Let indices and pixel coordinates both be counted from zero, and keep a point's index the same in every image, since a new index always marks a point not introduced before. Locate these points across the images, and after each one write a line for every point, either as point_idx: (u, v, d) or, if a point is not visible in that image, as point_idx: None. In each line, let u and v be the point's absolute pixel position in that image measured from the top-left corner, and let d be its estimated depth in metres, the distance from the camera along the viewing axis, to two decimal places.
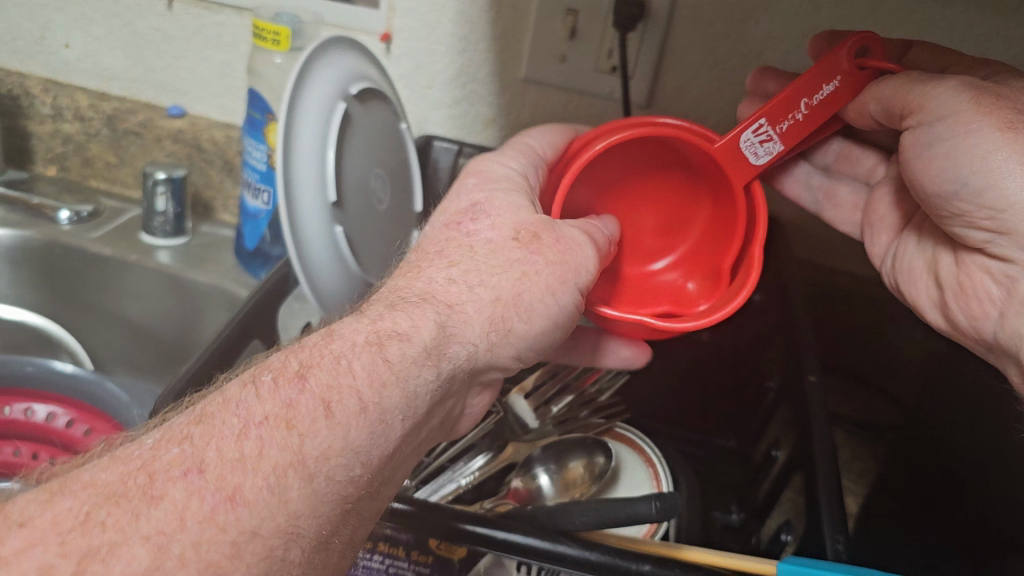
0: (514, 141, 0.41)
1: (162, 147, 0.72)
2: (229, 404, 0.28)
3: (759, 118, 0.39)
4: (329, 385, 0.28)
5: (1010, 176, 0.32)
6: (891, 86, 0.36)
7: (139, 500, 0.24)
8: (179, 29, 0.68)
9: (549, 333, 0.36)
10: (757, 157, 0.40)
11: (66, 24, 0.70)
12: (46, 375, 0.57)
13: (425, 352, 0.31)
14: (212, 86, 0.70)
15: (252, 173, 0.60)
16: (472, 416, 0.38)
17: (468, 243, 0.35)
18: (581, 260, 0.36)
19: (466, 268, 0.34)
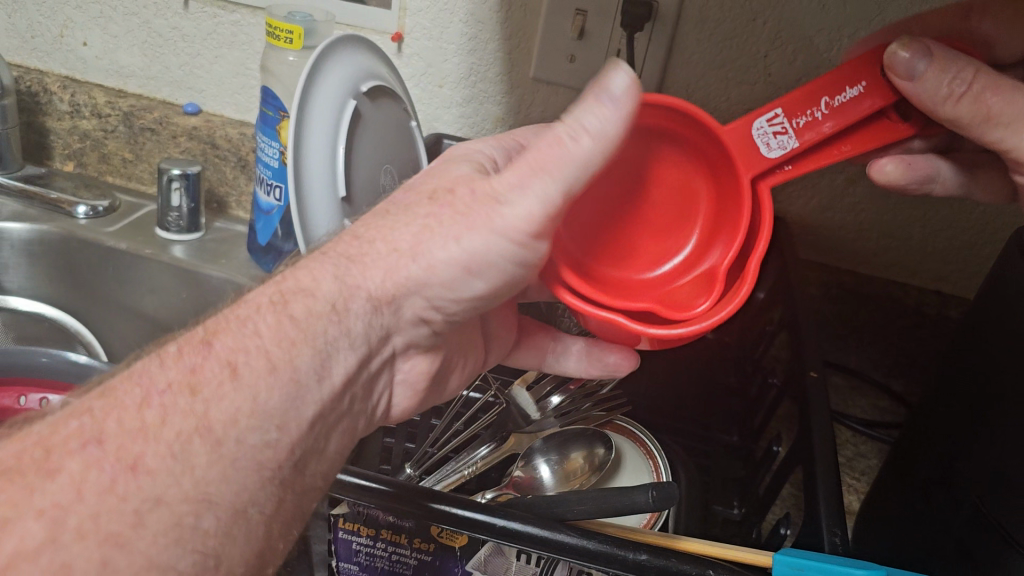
0: (503, 133, 0.43)
1: (177, 143, 0.72)
2: (134, 375, 0.29)
3: (774, 107, 0.37)
4: (235, 348, 0.29)
5: None
6: (971, 105, 0.34)
7: (34, 475, 0.25)
8: (195, 28, 0.69)
9: (467, 287, 0.34)
10: (768, 148, 0.37)
11: (85, 22, 0.72)
12: (59, 367, 0.58)
13: (331, 307, 0.31)
14: (227, 84, 0.71)
15: (266, 169, 0.61)
16: (407, 387, 0.39)
17: (383, 206, 0.34)
18: (497, 211, 0.33)
19: (370, 227, 0.34)
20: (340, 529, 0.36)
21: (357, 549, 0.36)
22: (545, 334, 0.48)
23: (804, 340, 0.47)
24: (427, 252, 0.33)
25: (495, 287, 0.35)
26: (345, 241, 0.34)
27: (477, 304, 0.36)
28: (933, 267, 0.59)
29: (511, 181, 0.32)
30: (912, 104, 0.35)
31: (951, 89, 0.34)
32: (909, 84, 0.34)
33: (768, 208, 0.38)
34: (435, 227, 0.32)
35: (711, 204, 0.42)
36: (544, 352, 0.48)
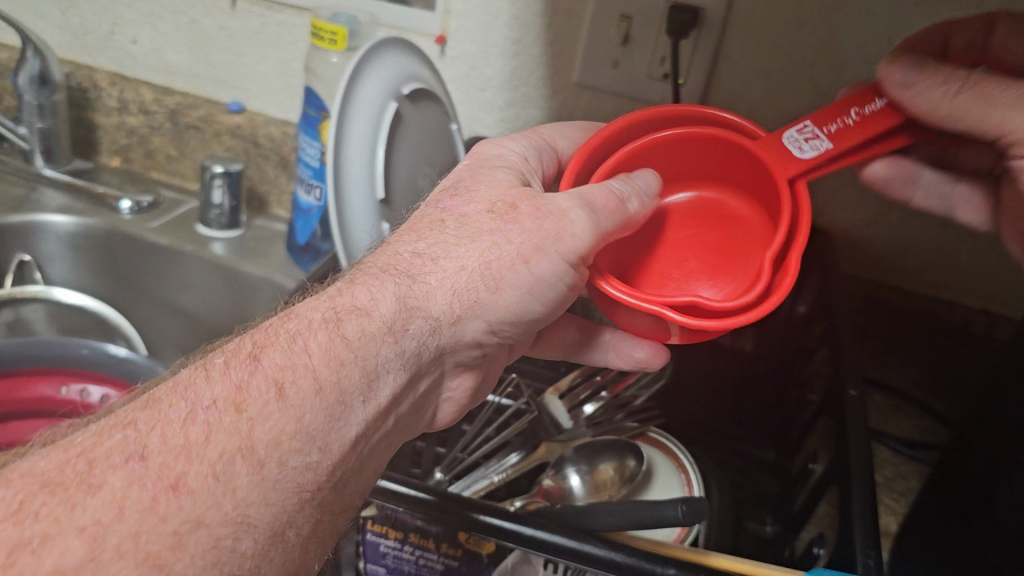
0: (530, 129, 0.46)
1: (221, 141, 0.74)
2: (179, 389, 0.29)
3: (806, 120, 0.39)
4: (283, 366, 0.30)
5: None
6: (971, 96, 0.35)
7: (75, 489, 0.25)
8: (241, 27, 0.70)
9: (528, 310, 0.37)
10: (801, 152, 0.38)
11: (135, 20, 0.73)
12: (100, 359, 0.59)
13: (386, 328, 0.32)
14: (271, 84, 0.72)
15: (306, 169, 0.62)
16: (452, 403, 0.40)
17: (440, 218, 0.36)
18: (567, 228, 0.36)
19: (432, 242, 0.35)
20: (369, 531, 0.36)
21: (384, 551, 0.36)
22: (569, 325, 0.47)
23: (841, 351, 0.46)
24: (497, 274, 0.35)
25: (549, 308, 0.38)
26: (388, 256, 0.35)
27: (526, 318, 0.38)
28: (977, 284, 0.58)
29: (574, 198, 0.37)
30: (915, 115, 0.37)
31: (945, 85, 0.35)
32: (903, 92, 0.36)
33: (805, 206, 0.38)
34: (500, 245, 0.35)
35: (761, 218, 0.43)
36: (569, 343, 0.48)
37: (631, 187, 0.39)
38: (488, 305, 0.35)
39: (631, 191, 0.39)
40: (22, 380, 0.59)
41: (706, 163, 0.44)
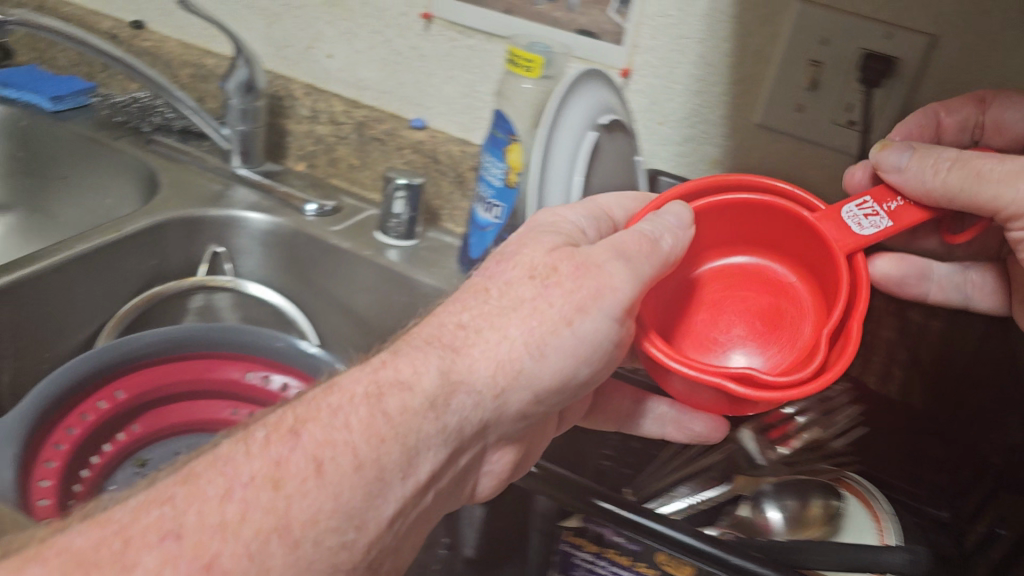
0: (588, 198, 0.46)
1: (402, 155, 0.77)
2: (218, 462, 0.32)
3: (864, 196, 0.42)
4: (323, 442, 0.32)
5: None
6: (958, 175, 0.39)
7: (110, 567, 0.28)
8: (432, 48, 0.73)
9: (577, 373, 0.38)
10: (861, 227, 0.42)
11: (334, 37, 0.78)
12: (291, 351, 0.64)
13: (428, 403, 0.34)
14: (454, 104, 0.75)
15: (488, 189, 0.65)
16: (491, 476, 0.41)
17: (486, 287, 0.38)
18: (607, 282, 0.37)
19: (475, 314, 0.37)
20: (565, 542, 0.38)
21: (577, 563, 0.38)
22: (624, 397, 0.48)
23: None
24: (542, 342, 0.36)
25: (596, 370, 0.39)
26: (433, 324, 0.37)
27: (569, 387, 0.39)
28: None
29: (609, 254, 0.38)
30: (914, 195, 0.41)
31: (932, 168, 0.40)
32: (900, 174, 0.41)
33: (865, 285, 0.40)
34: (541, 308, 0.36)
35: (812, 296, 0.45)
36: (619, 412, 0.49)
37: (663, 224, 0.40)
38: (534, 375, 0.37)
39: (663, 227, 0.40)
40: (211, 362, 0.64)
41: (760, 231, 0.46)
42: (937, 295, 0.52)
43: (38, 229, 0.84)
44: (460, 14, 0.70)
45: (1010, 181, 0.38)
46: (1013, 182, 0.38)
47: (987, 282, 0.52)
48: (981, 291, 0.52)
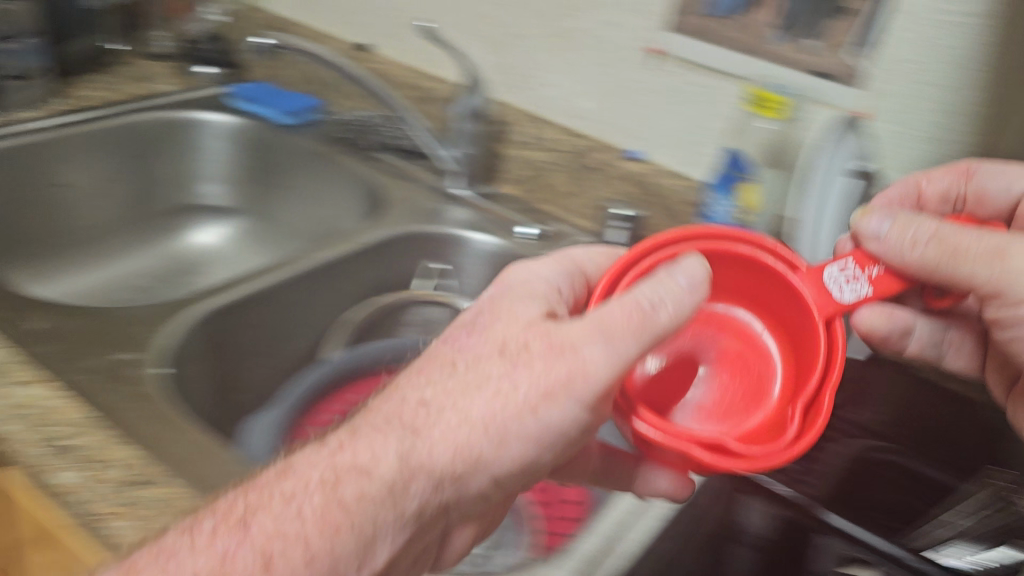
0: (558, 253, 0.40)
1: (617, 186, 0.78)
2: (165, 555, 0.30)
3: (847, 257, 0.39)
4: (273, 533, 0.30)
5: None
6: (936, 252, 0.38)
7: None
8: (657, 82, 0.75)
9: (541, 459, 0.34)
10: (841, 292, 0.39)
11: (554, 66, 0.80)
12: None
13: (388, 489, 0.31)
14: (674, 138, 0.76)
15: (715, 221, 0.68)
16: (457, 547, 0.39)
17: (450, 358, 0.33)
18: (578, 364, 0.32)
19: (437, 390, 0.32)
20: None
21: None
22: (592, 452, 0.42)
23: None
24: (503, 429, 0.32)
25: (561, 454, 0.35)
26: (392, 393, 0.33)
27: (531, 468, 0.34)
28: None
29: (585, 331, 0.32)
30: (892, 268, 0.39)
31: (912, 246, 0.38)
32: (879, 242, 0.39)
33: (841, 346, 0.38)
34: (510, 393, 0.31)
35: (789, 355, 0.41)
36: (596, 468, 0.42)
37: (664, 288, 0.34)
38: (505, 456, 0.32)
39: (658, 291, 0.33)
40: None
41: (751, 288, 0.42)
42: (914, 348, 0.51)
43: (269, 233, 0.91)
44: (691, 50, 0.71)
45: (987, 264, 0.38)
46: (988, 264, 0.38)
47: (963, 346, 0.53)
48: (957, 355, 0.53)
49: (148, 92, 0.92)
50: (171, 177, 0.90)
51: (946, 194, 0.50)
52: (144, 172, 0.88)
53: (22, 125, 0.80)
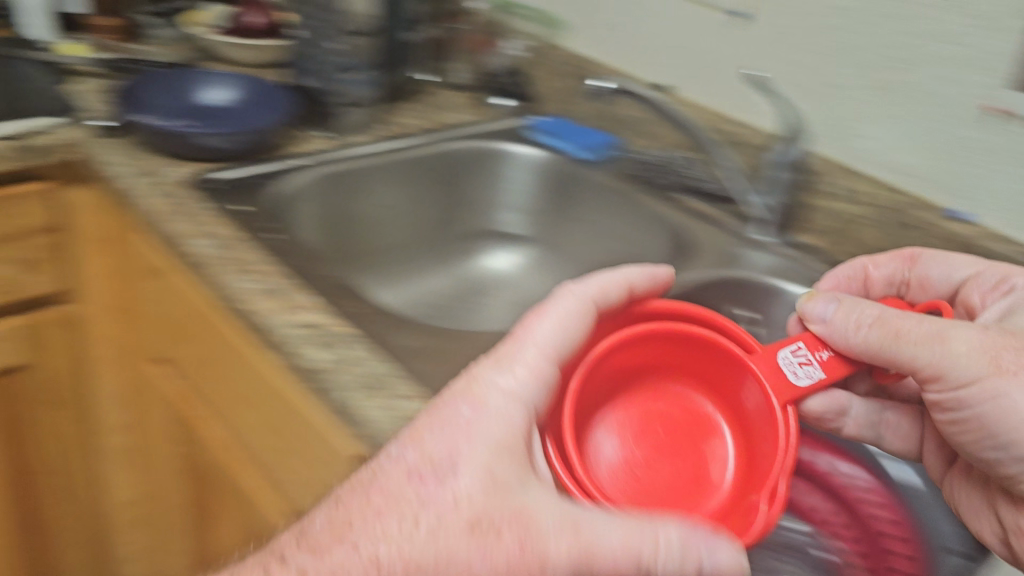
0: (519, 335, 0.44)
1: (940, 246, 0.75)
2: None
3: (799, 340, 0.50)
4: None
5: (977, 369, 0.45)
6: (877, 333, 0.47)
7: None
8: (1000, 142, 0.70)
9: None
10: (797, 376, 0.49)
11: (875, 118, 0.78)
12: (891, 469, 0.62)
13: None
14: (1013, 202, 0.71)
15: None
16: None
17: (415, 514, 0.37)
18: (538, 553, 0.36)
19: (399, 554, 0.36)
20: None
21: None
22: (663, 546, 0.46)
23: None
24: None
25: None
26: (346, 539, 0.37)
27: None
28: None
29: (561, 527, 0.37)
30: (838, 343, 0.49)
31: (855, 327, 0.48)
32: (825, 324, 0.49)
33: (795, 425, 0.47)
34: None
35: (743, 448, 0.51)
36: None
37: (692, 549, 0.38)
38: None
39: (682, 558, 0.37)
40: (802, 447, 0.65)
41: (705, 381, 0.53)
42: (852, 430, 0.58)
43: (560, 264, 0.94)
44: None
45: (926, 344, 0.46)
46: (927, 347, 0.46)
47: (901, 427, 0.59)
48: (898, 436, 0.59)
49: (454, 122, 0.98)
50: (476, 203, 0.96)
51: (892, 277, 0.62)
52: (452, 196, 0.94)
53: (353, 149, 0.87)
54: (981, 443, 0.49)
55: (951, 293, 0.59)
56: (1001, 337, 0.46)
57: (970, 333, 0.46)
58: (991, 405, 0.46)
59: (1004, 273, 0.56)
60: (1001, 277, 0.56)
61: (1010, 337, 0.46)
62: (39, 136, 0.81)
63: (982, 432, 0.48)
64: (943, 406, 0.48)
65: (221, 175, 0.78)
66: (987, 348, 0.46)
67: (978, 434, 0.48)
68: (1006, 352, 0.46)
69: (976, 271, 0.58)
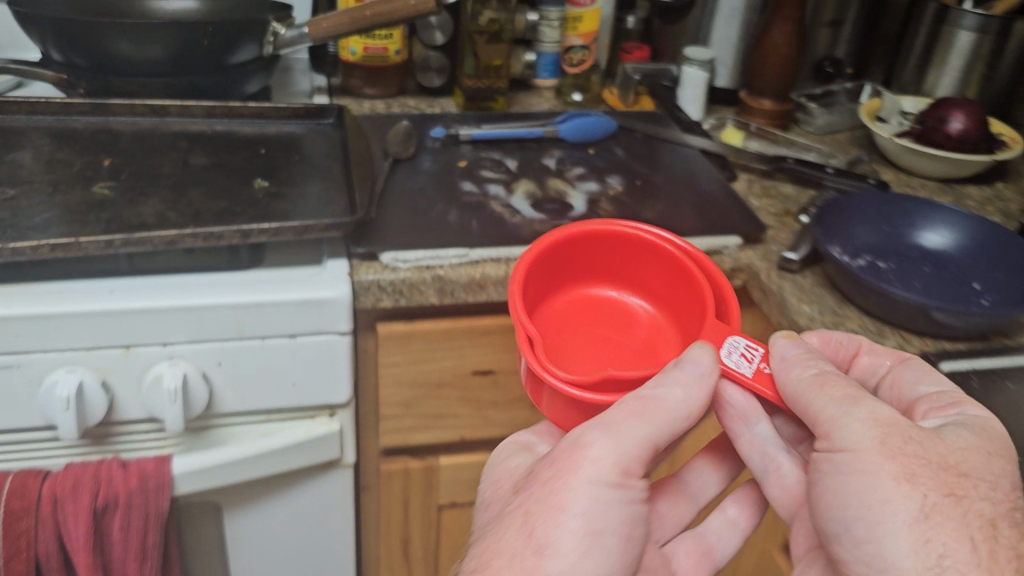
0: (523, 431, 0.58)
1: None
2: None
3: (758, 345, 0.48)
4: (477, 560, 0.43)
5: (858, 429, 0.41)
6: (812, 378, 0.43)
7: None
8: None
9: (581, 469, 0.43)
10: (729, 351, 0.47)
11: None
12: None
13: (488, 528, 0.44)
14: None
15: None
16: None
17: (497, 498, 0.48)
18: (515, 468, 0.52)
19: (494, 505, 0.46)
20: None
21: None
22: None
23: None
24: (550, 540, 0.41)
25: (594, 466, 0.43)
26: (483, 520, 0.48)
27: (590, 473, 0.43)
28: None
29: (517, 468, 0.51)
30: (779, 382, 0.45)
31: (798, 367, 0.44)
32: (781, 361, 0.45)
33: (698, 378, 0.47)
34: (542, 502, 0.43)
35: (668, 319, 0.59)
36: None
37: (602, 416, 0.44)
38: (553, 541, 0.41)
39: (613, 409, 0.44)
40: None
41: (599, 269, 0.61)
42: (742, 444, 0.48)
43: None
44: None
45: (839, 401, 0.42)
46: (838, 403, 0.42)
47: (790, 479, 0.47)
48: (780, 486, 0.47)
49: None
50: None
51: (874, 367, 0.52)
52: None
53: None
54: (839, 538, 0.41)
55: (910, 398, 0.49)
56: (908, 426, 0.41)
57: (882, 409, 0.42)
58: (856, 477, 0.40)
59: (960, 399, 0.47)
60: (955, 402, 0.46)
61: (918, 430, 0.41)
62: (714, 259, 0.68)
63: (838, 523, 0.41)
64: (817, 476, 0.43)
65: (961, 358, 0.58)
66: (887, 426, 0.41)
67: (837, 527, 0.41)
68: (899, 437, 0.40)
69: (941, 392, 0.48)
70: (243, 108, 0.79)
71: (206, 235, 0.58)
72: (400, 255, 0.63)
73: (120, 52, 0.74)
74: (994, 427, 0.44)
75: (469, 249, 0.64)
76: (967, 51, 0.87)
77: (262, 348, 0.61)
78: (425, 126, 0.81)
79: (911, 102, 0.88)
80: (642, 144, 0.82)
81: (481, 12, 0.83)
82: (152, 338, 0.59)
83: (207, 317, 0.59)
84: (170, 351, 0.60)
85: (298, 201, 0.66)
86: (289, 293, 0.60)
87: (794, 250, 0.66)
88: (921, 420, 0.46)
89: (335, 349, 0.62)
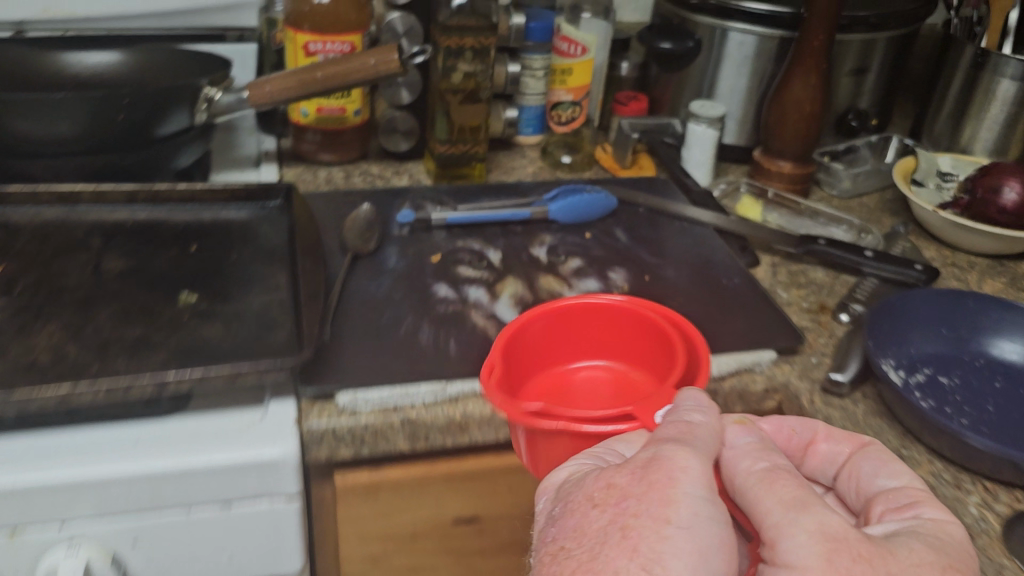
0: None
1: None
2: None
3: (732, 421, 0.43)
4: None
5: (803, 536, 0.33)
6: (760, 475, 0.37)
7: None
8: None
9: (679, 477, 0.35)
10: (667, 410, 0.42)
11: None
12: None
13: (577, 542, 0.35)
14: None
15: None
16: None
17: (560, 504, 0.38)
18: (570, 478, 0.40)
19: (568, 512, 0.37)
20: None
21: None
22: None
23: None
24: (658, 556, 0.33)
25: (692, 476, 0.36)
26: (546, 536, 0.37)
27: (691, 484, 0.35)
28: None
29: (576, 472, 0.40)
30: (726, 474, 0.39)
31: (748, 460, 0.38)
32: (731, 449, 0.39)
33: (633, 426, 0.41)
34: (638, 509, 0.34)
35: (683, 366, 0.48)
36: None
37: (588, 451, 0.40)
38: (663, 556, 0.33)
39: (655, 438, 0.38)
40: None
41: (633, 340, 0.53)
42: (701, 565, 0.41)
43: None
44: None
45: (785, 504, 0.35)
46: (785, 507, 0.35)
47: None
48: None
49: None
50: None
51: (832, 459, 0.43)
52: None
53: None
54: None
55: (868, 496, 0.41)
56: (858, 541, 0.34)
57: (835, 517, 0.34)
58: None
59: (919, 499, 0.39)
60: (912, 501, 0.39)
61: (869, 544, 0.34)
62: (743, 379, 0.56)
63: None
64: None
65: None
66: (837, 537, 0.34)
67: None
68: (852, 553, 0.33)
69: (898, 486, 0.40)
70: (171, 191, 0.66)
71: (108, 389, 0.45)
72: (361, 395, 0.50)
73: (20, 129, 0.61)
74: (954, 541, 0.36)
75: (445, 383, 0.51)
76: (1011, 102, 0.76)
77: (187, 523, 0.49)
78: (392, 206, 0.69)
79: (949, 161, 0.76)
80: (645, 221, 0.70)
81: (455, 67, 0.71)
82: (44, 518, 0.46)
83: (114, 493, 0.46)
84: (70, 531, 0.47)
85: (233, 325, 0.53)
86: (218, 455, 0.47)
87: (842, 371, 0.55)
88: (872, 526, 0.39)
89: (280, 517, 0.50)
